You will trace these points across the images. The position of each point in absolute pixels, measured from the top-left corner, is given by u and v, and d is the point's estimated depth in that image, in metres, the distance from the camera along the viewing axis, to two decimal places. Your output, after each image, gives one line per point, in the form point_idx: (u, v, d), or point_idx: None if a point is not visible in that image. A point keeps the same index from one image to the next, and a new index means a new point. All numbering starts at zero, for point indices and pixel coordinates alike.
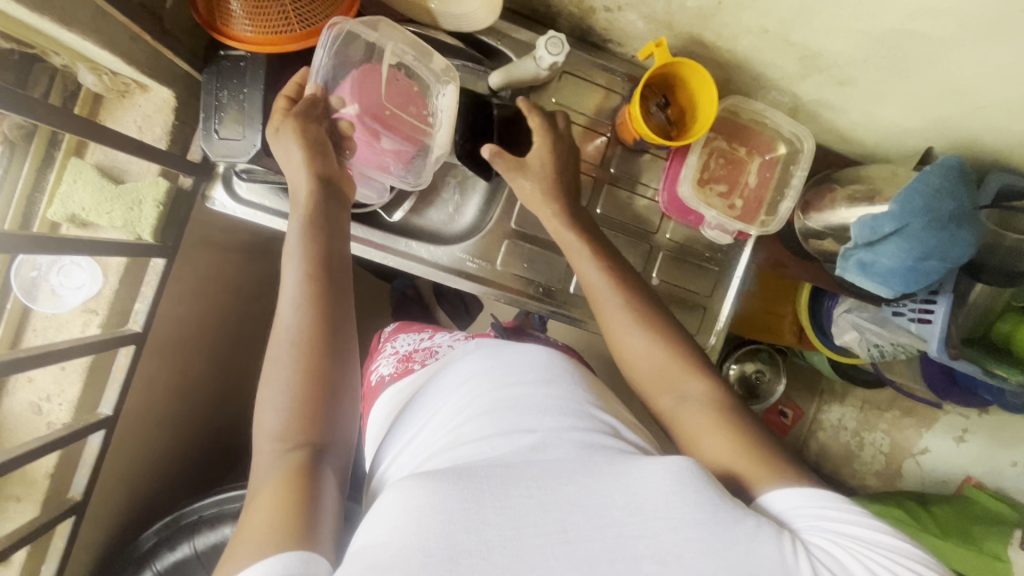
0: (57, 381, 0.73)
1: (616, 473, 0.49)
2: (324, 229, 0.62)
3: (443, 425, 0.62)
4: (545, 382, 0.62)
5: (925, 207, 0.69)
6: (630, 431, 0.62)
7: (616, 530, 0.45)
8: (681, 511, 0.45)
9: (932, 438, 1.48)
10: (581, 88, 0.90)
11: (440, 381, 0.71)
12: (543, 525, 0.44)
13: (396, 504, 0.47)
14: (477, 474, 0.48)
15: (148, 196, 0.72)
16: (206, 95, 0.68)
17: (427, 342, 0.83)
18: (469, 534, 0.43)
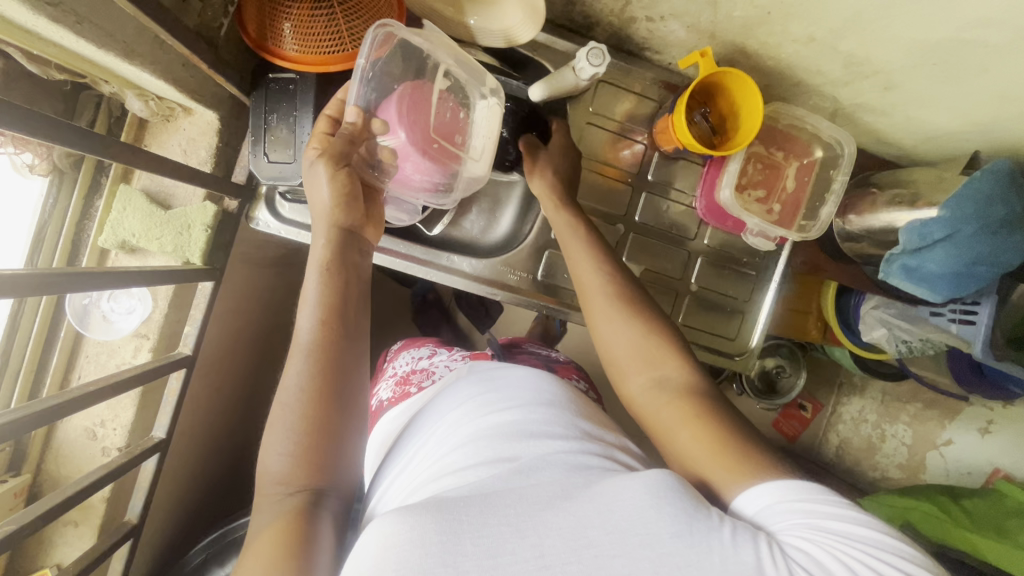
0: (110, 406, 0.73)
1: (592, 494, 0.49)
2: (343, 277, 0.61)
3: (431, 455, 0.63)
4: (537, 411, 0.63)
5: (976, 213, 0.69)
6: (626, 456, 0.63)
7: (592, 551, 0.44)
8: (654, 525, 0.45)
9: (956, 430, 1.48)
10: (615, 96, 0.90)
11: (431, 410, 0.72)
12: (522, 552, 0.45)
13: (375, 538, 0.48)
14: (455, 505, 0.49)
15: (196, 220, 0.72)
16: (252, 118, 0.68)
17: (426, 364, 0.87)
18: (447, 568, 0.43)
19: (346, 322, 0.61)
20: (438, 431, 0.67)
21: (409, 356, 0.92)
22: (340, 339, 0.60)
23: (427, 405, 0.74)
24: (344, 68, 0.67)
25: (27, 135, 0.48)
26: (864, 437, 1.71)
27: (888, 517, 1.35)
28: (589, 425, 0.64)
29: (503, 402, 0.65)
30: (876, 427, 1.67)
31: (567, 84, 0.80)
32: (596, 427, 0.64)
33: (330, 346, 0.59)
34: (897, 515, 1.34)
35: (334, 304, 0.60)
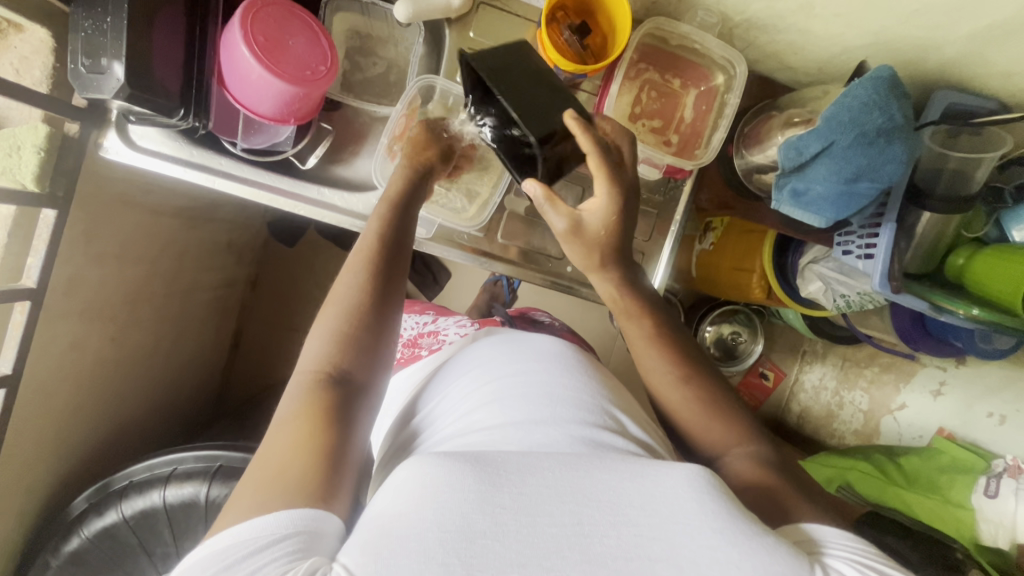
0: None
1: (635, 472, 0.49)
2: (402, 221, 0.71)
3: (454, 417, 0.65)
4: (564, 380, 0.65)
5: (851, 122, 0.64)
6: (636, 427, 0.64)
7: (632, 530, 0.45)
8: (697, 517, 0.45)
9: (910, 394, 1.44)
10: (502, 20, 0.84)
11: (452, 372, 0.74)
12: (560, 516, 0.45)
13: (409, 478, 0.48)
14: (495, 458, 0.49)
15: (26, 141, 0.68)
16: (71, 32, 0.63)
17: (430, 328, 0.94)
18: (485, 516, 0.44)
19: (395, 257, 0.68)
20: (466, 394, 0.67)
21: (415, 322, 0.99)
22: (381, 268, 0.66)
23: (449, 366, 0.76)
24: None
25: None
26: (823, 405, 1.59)
27: (827, 478, 1.25)
28: (612, 400, 0.66)
29: (531, 367, 0.67)
30: (834, 394, 1.58)
31: (436, 3, 0.78)
32: (616, 401, 0.66)
33: (374, 267, 0.66)
34: (834, 475, 1.24)
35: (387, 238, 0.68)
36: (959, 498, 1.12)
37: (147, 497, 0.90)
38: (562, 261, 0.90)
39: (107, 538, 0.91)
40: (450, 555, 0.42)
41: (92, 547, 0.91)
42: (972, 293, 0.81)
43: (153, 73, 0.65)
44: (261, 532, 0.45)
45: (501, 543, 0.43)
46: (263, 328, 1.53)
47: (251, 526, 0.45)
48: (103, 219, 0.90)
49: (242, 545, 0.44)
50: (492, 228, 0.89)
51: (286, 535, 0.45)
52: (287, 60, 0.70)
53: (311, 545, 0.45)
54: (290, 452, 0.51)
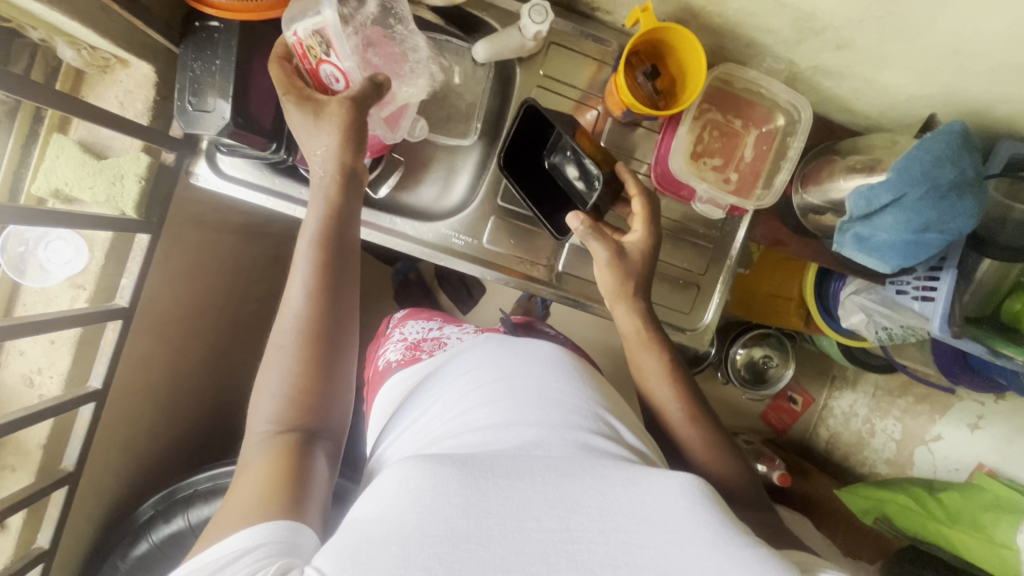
0: (48, 354, 0.75)
1: (625, 481, 0.51)
2: (348, 214, 0.67)
3: (449, 416, 0.67)
4: (558, 386, 0.67)
5: (923, 176, 0.66)
6: (630, 434, 0.66)
7: (620, 537, 0.47)
8: (691, 527, 0.48)
9: (945, 426, 1.42)
10: (569, 59, 0.88)
11: (449, 374, 0.76)
12: (546, 521, 0.48)
13: (399, 483, 0.50)
14: (481, 464, 0.51)
15: (129, 170, 0.72)
16: (180, 71, 0.68)
17: (435, 333, 0.92)
18: (470, 520, 0.47)
19: (342, 266, 0.66)
20: (459, 394, 0.70)
21: (419, 326, 0.97)
22: (331, 284, 0.65)
23: (449, 368, 0.78)
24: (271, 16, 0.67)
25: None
26: (853, 432, 1.65)
27: (865, 509, 1.31)
28: (606, 406, 0.68)
29: (526, 371, 0.69)
30: (866, 421, 1.61)
31: (512, 44, 0.81)
32: (610, 408, 0.68)
33: (319, 283, 0.64)
34: (872, 508, 1.30)
35: (330, 236, 0.66)
36: (1004, 538, 1.09)
37: (212, 506, 0.93)
38: None
39: (170, 546, 0.93)
40: (433, 558, 0.44)
41: (157, 554, 0.93)
42: None
43: (252, 110, 0.69)
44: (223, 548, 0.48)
45: (483, 547, 0.45)
46: None
47: (215, 548, 0.48)
48: (179, 239, 0.94)
49: (212, 564, 0.47)
50: (552, 258, 0.90)
51: (245, 549, 0.48)
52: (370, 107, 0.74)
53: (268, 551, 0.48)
54: (261, 489, 0.54)
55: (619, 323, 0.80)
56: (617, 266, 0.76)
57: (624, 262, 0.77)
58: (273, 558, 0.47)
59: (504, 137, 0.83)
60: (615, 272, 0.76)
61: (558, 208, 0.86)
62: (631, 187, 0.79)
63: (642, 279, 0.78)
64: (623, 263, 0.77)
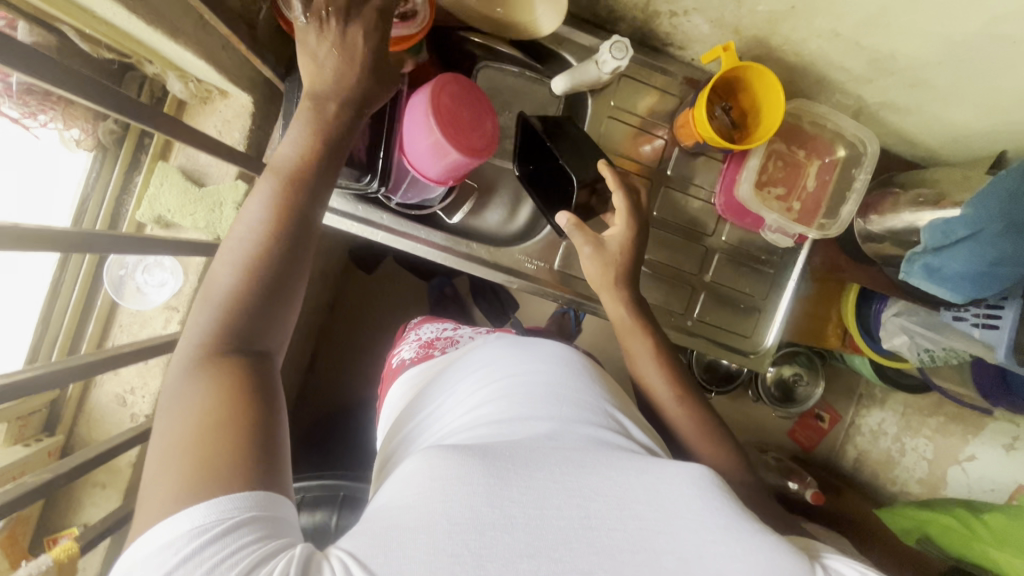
0: (141, 374, 0.77)
1: (640, 469, 0.53)
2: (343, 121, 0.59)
3: (460, 408, 0.67)
4: (564, 376, 0.67)
5: (1000, 212, 0.69)
6: (639, 432, 0.66)
7: (639, 523, 0.49)
8: (703, 515, 0.50)
9: (979, 446, 1.46)
10: (638, 91, 0.91)
11: (453, 370, 0.76)
12: (567, 509, 0.49)
13: (420, 472, 0.51)
14: (501, 454, 0.52)
15: (227, 198, 0.75)
16: (286, 105, 0.71)
17: (448, 333, 0.96)
18: (493, 508, 0.48)
19: (331, 169, 0.59)
20: (469, 385, 0.70)
21: (434, 327, 1.01)
22: (317, 187, 0.57)
23: (452, 364, 0.78)
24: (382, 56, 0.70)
25: (86, 100, 0.47)
26: (882, 449, 1.69)
27: (906, 529, 1.35)
28: (613, 401, 0.67)
29: (538, 365, 0.68)
30: (895, 440, 1.65)
31: (589, 78, 0.83)
32: (619, 404, 0.68)
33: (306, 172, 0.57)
34: (913, 527, 1.34)
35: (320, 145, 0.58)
36: None
37: None
38: (682, 316, 0.95)
39: None
40: (460, 547, 0.45)
41: None
42: None
43: None
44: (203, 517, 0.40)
45: (508, 536, 0.46)
46: (339, 349, 1.55)
47: (193, 515, 0.40)
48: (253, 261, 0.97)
49: (199, 532, 0.39)
50: None
51: (232, 530, 0.39)
52: (461, 126, 0.75)
53: (263, 534, 0.40)
54: (197, 428, 0.45)
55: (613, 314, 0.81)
56: (600, 259, 0.80)
57: (602, 252, 0.80)
58: (271, 543, 0.40)
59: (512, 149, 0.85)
60: (600, 266, 0.80)
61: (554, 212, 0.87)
62: (612, 181, 0.79)
63: (628, 270, 0.81)
64: (603, 255, 0.80)
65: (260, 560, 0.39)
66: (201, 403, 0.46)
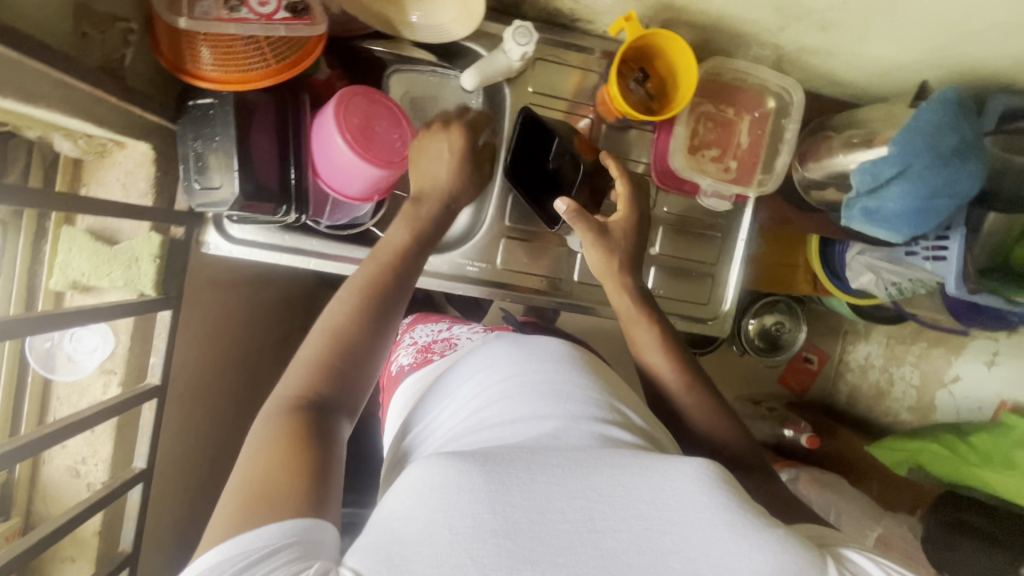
0: (89, 442, 0.75)
1: (644, 466, 0.51)
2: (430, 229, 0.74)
3: (464, 413, 0.67)
4: (562, 375, 0.65)
5: (926, 145, 0.67)
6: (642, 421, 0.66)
7: (642, 523, 0.48)
8: (708, 512, 0.48)
9: (962, 365, 1.45)
10: (557, 72, 0.88)
11: (454, 373, 0.77)
12: (570, 512, 0.48)
13: (421, 481, 0.50)
14: (502, 458, 0.51)
15: (143, 252, 0.72)
16: (181, 149, 0.69)
17: (444, 335, 0.96)
18: (496, 515, 0.47)
19: (415, 262, 0.71)
20: (473, 390, 0.70)
21: (431, 329, 1.01)
22: (403, 273, 0.69)
23: (453, 368, 0.77)
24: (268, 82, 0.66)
25: None
26: (873, 382, 1.71)
27: (897, 461, 1.34)
28: (613, 394, 0.66)
29: (537, 363, 0.67)
30: (884, 371, 1.67)
31: (500, 67, 0.80)
32: (619, 394, 0.67)
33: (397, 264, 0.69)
34: (904, 458, 1.33)
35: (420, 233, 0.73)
36: None
37: None
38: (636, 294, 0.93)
39: None
40: (464, 555, 0.45)
41: None
42: None
43: (259, 178, 0.70)
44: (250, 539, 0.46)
45: (509, 542, 0.46)
46: None
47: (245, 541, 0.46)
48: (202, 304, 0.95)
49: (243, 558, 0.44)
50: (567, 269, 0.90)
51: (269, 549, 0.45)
52: (376, 146, 0.73)
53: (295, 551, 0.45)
54: (270, 465, 0.51)
55: (615, 305, 0.79)
56: (605, 244, 0.78)
57: (608, 239, 0.78)
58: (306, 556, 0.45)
59: (506, 149, 0.82)
60: (605, 251, 0.78)
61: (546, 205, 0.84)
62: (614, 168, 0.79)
63: (631, 259, 0.80)
64: (605, 241, 0.79)
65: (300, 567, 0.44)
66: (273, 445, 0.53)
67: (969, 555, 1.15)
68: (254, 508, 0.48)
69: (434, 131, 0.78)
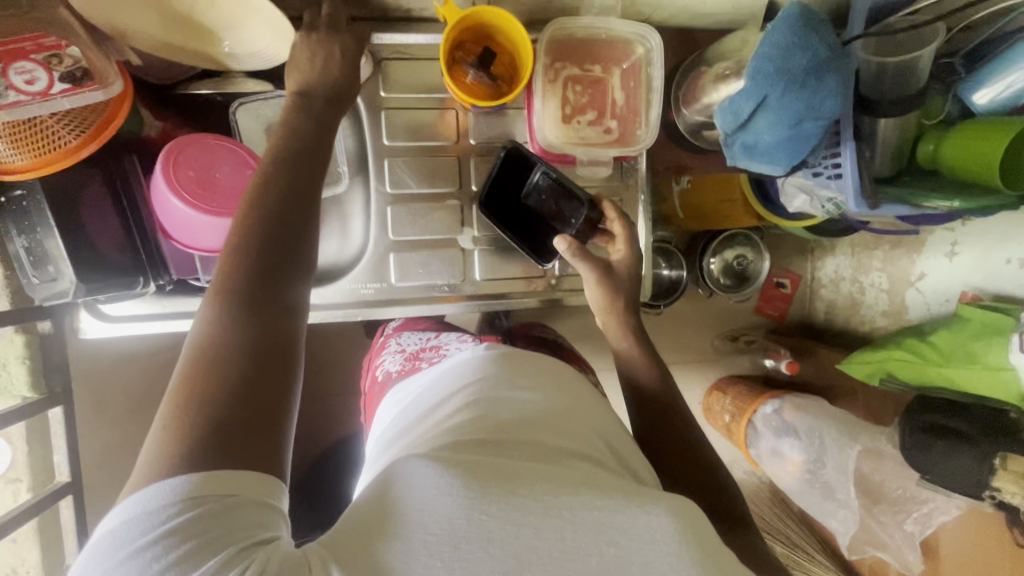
0: (15, 552, 0.74)
1: (621, 498, 0.49)
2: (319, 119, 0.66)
3: (443, 413, 0.65)
4: (552, 405, 0.64)
5: (777, 71, 0.62)
6: (620, 442, 0.66)
7: (615, 550, 0.46)
8: (679, 556, 0.47)
9: (927, 261, 1.39)
10: (408, 68, 0.83)
11: (437, 377, 0.74)
12: (544, 529, 0.46)
13: (397, 481, 0.49)
14: (485, 466, 0.50)
15: (10, 356, 0.71)
16: (10, 249, 0.65)
17: (432, 341, 0.93)
18: (470, 523, 0.45)
19: (313, 153, 0.63)
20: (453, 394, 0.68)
21: (416, 337, 0.98)
22: (303, 171, 0.61)
23: (435, 378, 0.75)
24: (81, 153, 0.62)
25: None
26: (846, 294, 1.63)
27: (868, 373, 1.30)
28: (597, 423, 0.65)
29: (525, 388, 0.66)
30: (854, 282, 1.60)
31: None
32: (600, 422, 0.66)
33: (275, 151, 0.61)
34: (874, 370, 1.29)
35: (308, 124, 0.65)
36: (997, 361, 1.07)
37: None
38: (545, 278, 0.90)
39: None
40: (433, 558, 0.44)
41: None
42: (947, 177, 0.80)
43: (101, 258, 0.67)
44: (155, 505, 0.42)
45: (484, 549, 0.45)
46: None
47: (172, 492, 0.42)
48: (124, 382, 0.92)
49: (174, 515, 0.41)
50: (467, 269, 0.87)
51: (174, 521, 0.41)
52: (220, 194, 0.70)
53: (204, 531, 0.41)
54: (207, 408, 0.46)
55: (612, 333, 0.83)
56: (604, 284, 0.81)
57: (607, 277, 0.81)
58: (220, 538, 0.42)
59: (485, 184, 0.82)
60: (606, 290, 0.80)
61: (531, 236, 0.86)
62: (609, 210, 0.81)
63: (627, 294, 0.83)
64: (608, 278, 0.81)
65: (213, 552, 0.41)
66: (203, 384, 0.48)
67: (944, 457, 1.13)
68: (186, 457, 0.44)
69: (305, 39, 0.67)
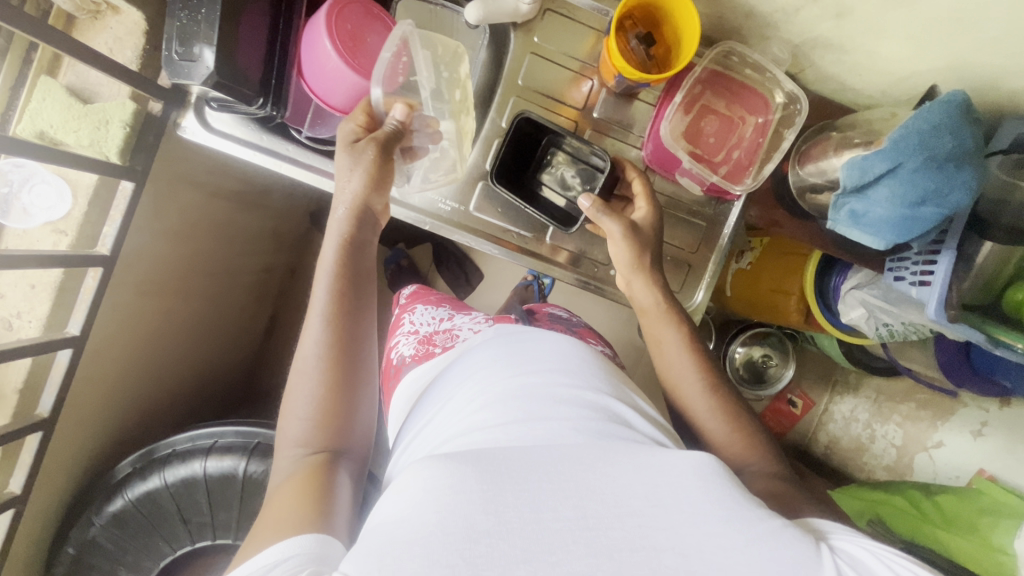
0: (28, 298, 0.75)
1: (638, 465, 0.51)
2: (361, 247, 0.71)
3: (456, 416, 0.62)
4: (568, 381, 0.62)
5: (919, 145, 0.64)
6: (641, 420, 0.62)
7: (637, 521, 0.46)
8: (705, 506, 0.48)
9: (948, 432, 1.30)
10: (566, 28, 0.87)
11: (448, 366, 0.72)
12: (562, 510, 0.46)
13: (416, 485, 0.49)
14: (495, 458, 0.50)
15: (114, 116, 0.73)
16: (169, 20, 0.68)
17: (446, 324, 0.82)
18: (489, 515, 0.45)
19: (360, 291, 0.69)
20: (462, 387, 0.66)
21: (427, 313, 0.87)
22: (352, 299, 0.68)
23: (446, 366, 0.73)
24: None
25: None
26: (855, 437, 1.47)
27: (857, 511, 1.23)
28: (607, 390, 0.63)
29: (534, 366, 0.64)
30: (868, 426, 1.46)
31: (506, 8, 0.80)
32: (615, 390, 0.64)
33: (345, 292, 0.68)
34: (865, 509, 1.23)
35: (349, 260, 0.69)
36: (999, 542, 1.04)
37: (189, 466, 0.91)
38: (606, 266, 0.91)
39: (148, 504, 0.92)
40: (455, 555, 0.42)
41: (132, 510, 0.92)
42: None
43: (239, 63, 0.70)
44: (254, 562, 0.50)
45: (506, 539, 0.44)
46: (295, 314, 1.46)
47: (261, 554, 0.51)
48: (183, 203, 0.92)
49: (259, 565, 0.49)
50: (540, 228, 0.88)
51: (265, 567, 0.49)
52: (366, 56, 0.73)
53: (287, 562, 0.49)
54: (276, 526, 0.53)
55: (650, 334, 0.80)
56: (631, 236, 0.78)
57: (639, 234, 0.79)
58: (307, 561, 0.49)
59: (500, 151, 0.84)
60: (632, 243, 0.77)
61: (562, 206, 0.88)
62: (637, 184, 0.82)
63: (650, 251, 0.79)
64: (637, 236, 0.78)
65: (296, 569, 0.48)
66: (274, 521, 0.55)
67: None
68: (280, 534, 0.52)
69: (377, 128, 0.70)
